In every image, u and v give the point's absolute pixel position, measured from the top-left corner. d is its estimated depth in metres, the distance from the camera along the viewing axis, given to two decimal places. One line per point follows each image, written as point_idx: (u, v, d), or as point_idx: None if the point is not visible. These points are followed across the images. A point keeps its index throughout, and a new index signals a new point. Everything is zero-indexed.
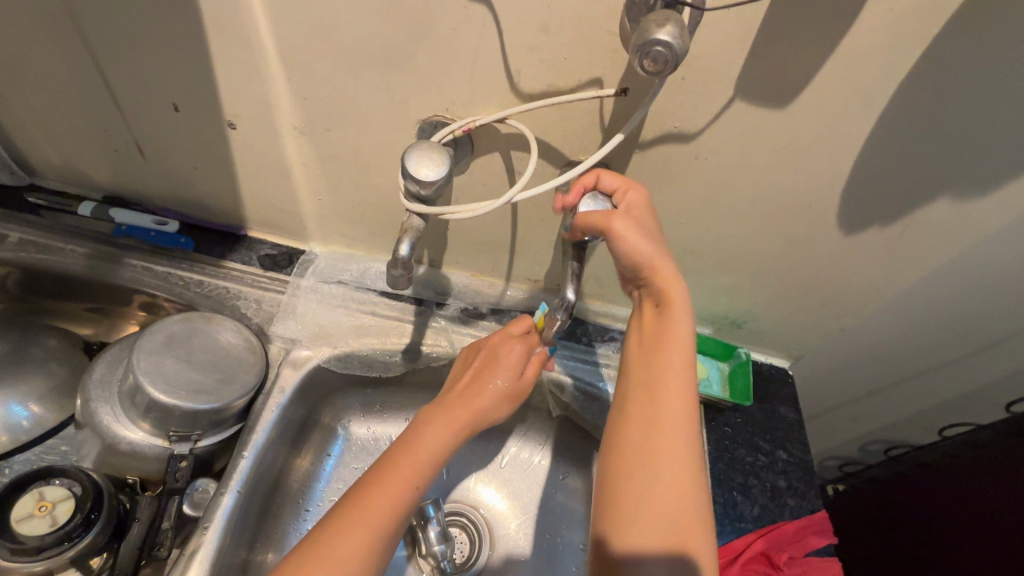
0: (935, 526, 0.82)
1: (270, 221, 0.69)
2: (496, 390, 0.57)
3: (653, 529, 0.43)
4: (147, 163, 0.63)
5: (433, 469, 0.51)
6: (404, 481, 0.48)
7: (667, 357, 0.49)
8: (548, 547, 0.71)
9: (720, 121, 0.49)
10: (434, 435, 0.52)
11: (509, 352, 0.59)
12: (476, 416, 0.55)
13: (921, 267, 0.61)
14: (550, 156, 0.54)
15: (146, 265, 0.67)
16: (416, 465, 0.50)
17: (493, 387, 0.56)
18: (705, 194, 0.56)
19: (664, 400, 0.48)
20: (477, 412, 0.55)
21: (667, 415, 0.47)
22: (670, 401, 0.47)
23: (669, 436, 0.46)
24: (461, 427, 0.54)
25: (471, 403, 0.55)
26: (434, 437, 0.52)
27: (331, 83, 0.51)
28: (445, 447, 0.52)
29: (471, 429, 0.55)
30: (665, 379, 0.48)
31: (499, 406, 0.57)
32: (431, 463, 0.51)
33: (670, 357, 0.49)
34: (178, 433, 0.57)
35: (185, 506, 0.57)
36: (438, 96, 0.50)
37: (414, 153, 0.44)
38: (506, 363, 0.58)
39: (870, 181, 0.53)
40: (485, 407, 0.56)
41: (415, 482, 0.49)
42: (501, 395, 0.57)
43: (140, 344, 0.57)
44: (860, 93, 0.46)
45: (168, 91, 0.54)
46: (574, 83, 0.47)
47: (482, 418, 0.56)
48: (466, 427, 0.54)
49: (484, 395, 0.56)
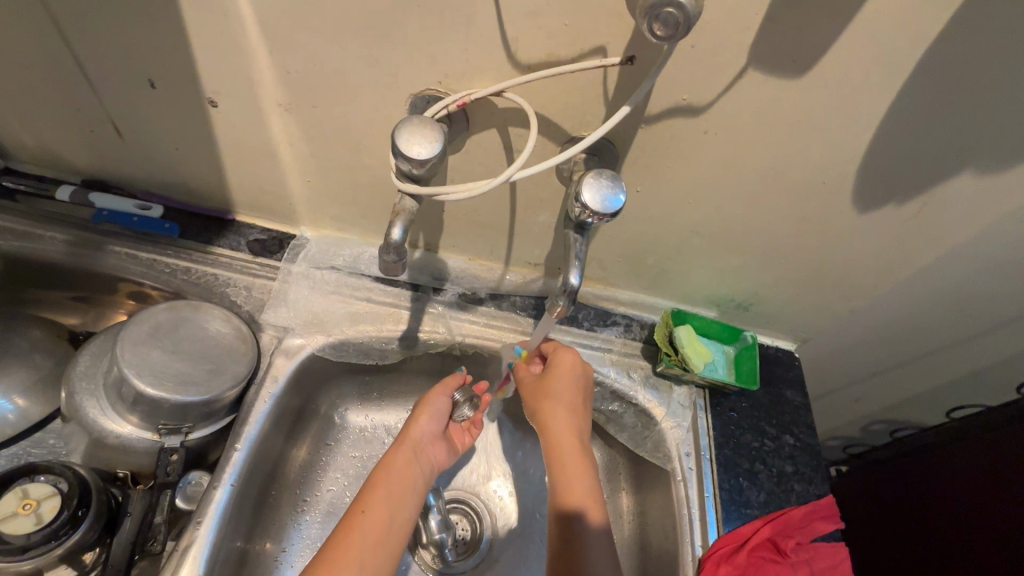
0: (937, 506, 0.81)
1: (258, 205, 0.67)
2: (426, 427, 0.62)
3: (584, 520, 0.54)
4: (126, 144, 0.60)
5: (391, 511, 0.54)
6: (371, 539, 0.51)
7: (552, 384, 0.60)
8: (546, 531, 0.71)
9: (732, 93, 0.46)
10: (378, 492, 0.54)
11: (426, 392, 0.64)
12: (412, 454, 0.59)
13: (936, 246, 0.59)
14: (550, 132, 0.51)
15: (129, 251, 0.64)
16: (376, 510, 0.53)
17: (416, 435, 0.61)
18: (714, 171, 0.53)
19: (555, 423, 0.58)
20: (411, 447, 0.60)
21: (558, 434, 0.57)
22: (558, 422, 0.58)
23: (569, 452, 0.57)
24: (404, 467, 0.57)
25: (402, 442, 0.60)
26: (380, 493, 0.54)
27: (316, 55, 0.47)
28: (397, 498, 0.55)
29: (406, 470, 0.57)
30: (551, 402, 0.59)
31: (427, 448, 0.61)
32: (378, 508, 0.53)
33: (553, 384, 0.60)
34: (168, 426, 0.55)
35: (178, 500, 0.55)
36: (431, 68, 0.47)
37: (405, 128, 0.41)
38: (433, 402, 0.63)
39: (888, 157, 0.51)
40: (415, 443, 0.60)
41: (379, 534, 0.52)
42: (433, 433, 0.62)
43: (125, 334, 0.55)
44: (883, 61, 0.43)
45: (143, 67, 0.51)
46: (576, 53, 0.44)
47: (423, 458, 0.61)
48: (397, 469, 0.57)
49: (413, 431, 0.61)
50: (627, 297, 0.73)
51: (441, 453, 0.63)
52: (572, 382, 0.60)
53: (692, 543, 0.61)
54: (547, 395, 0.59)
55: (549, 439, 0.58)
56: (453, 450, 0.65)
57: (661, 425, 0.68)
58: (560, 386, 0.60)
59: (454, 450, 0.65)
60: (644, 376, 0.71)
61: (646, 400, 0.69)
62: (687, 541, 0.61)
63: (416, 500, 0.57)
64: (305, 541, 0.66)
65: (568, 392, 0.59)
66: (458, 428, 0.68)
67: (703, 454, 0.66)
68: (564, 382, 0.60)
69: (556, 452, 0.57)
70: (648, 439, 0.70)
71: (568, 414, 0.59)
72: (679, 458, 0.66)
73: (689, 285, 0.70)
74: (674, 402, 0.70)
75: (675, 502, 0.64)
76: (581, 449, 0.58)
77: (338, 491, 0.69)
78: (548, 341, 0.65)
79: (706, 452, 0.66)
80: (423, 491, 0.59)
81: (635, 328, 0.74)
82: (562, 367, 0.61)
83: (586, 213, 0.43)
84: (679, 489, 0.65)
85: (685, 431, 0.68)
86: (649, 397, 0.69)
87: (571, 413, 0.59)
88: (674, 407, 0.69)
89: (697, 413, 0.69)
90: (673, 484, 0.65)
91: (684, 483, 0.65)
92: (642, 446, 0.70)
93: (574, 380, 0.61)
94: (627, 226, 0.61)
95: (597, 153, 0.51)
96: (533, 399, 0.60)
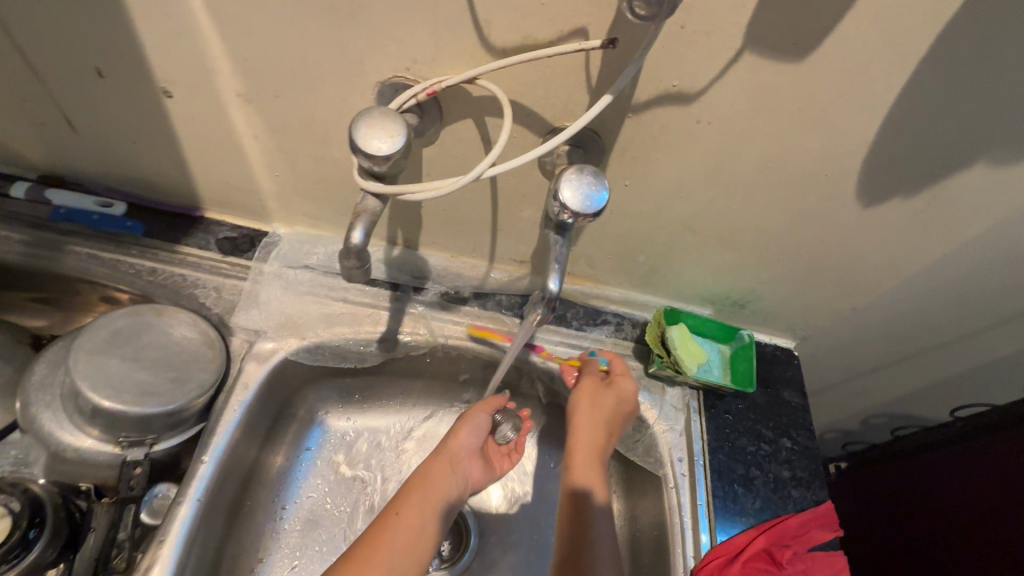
0: (937, 506, 0.79)
1: (227, 201, 0.63)
2: (466, 442, 0.62)
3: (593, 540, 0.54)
4: (80, 138, 0.56)
5: (425, 517, 0.55)
6: (402, 542, 0.53)
7: (604, 398, 0.61)
8: (530, 535, 0.70)
9: (727, 79, 0.42)
10: (413, 496, 0.56)
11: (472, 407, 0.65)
12: (450, 464, 0.60)
13: (944, 241, 0.56)
14: (530, 123, 0.47)
15: (91, 251, 0.61)
16: (412, 518, 0.54)
17: (456, 446, 0.62)
18: (707, 163, 0.49)
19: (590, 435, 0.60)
20: (448, 458, 0.60)
21: (592, 451, 0.59)
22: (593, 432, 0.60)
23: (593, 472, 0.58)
24: (441, 479, 0.59)
25: (440, 452, 0.60)
26: (415, 497, 0.56)
27: (272, 40, 0.43)
28: (431, 504, 0.56)
29: (442, 481, 0.59)
30: (598, 418, 0.60)
31: (463, 459, 0.62)
32: (416, 514, 0.55)
33: (607, 399, 0.61)
34: (129, 438, 0.52)
35: (143, 514, 0.53)
36: (398, 52, 0.43)
37: (364, 122, 0.37)
38: (474, 417, 0.63)
39: (897, 148, 0.47)
40: (454, 455, 0.61)
41: (412, 541, 0.53)
42: (472, 449, 0.63)
43: (79, 343, 0.52)
44: (894, 42, 0.39)
45: (88, 54, 0.47)
46: (555, 35, 0.40)
47: (460, 471, 0.61)
48: (435, 480, 0.58)
49: (453, 444, 0.62)
50: (618, 295, 0.70)
51: (478, 471, 0.64)
52: (620, 403, 0.61)
53: (684, 554, 0.59)
54: (595, 406, 0.61)
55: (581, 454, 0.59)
56: (491, 471, 0.66)
57: (653, 429, 0.65)
58: (612, 400, 0.61)
59: (492, 471, 0.66)
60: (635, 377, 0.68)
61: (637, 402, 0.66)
62: (679, 552, 0.59)
63: (447, 511, 0.58)
64: (283, 551, 0.63)
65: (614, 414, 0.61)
66: (500, 451, 0.68)
67: (697, 459, 0.63)
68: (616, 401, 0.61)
69: (580, 463, 0.58)
70: (639, 443, 0.67)
71: (605, 429, 0.60)
72: (671, 464, 0.63)
73: (683, 282, 0.66)
74: (667, 404, 0.67)
75: (666, 510, 0.62)
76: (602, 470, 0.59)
77: (317, 498, 0.67)
78: (616, 358, 0.65)
79: (699, 457, 0.64)
80: (454, 504, 0.59)
81: (626, 327, 0.70)
82: (623, 390, 0.61)
83: (565, 212, 0.40)
84: (670, 496, 0.62)
85: (678, 435, 0.65)
86: (641, 399, 0.66)
87: (605, 433, 0.60)
88: (667, 409, 0.66)
89: (690, 415, 0.66)
90: (664, 491, 0.63)
91: (675, 490, 0.62)
92: (633, 451, 0.67)
93: (625, 402, 0.61)
94: (615, 221, 0.57)
95: (580, 145, 0.48)
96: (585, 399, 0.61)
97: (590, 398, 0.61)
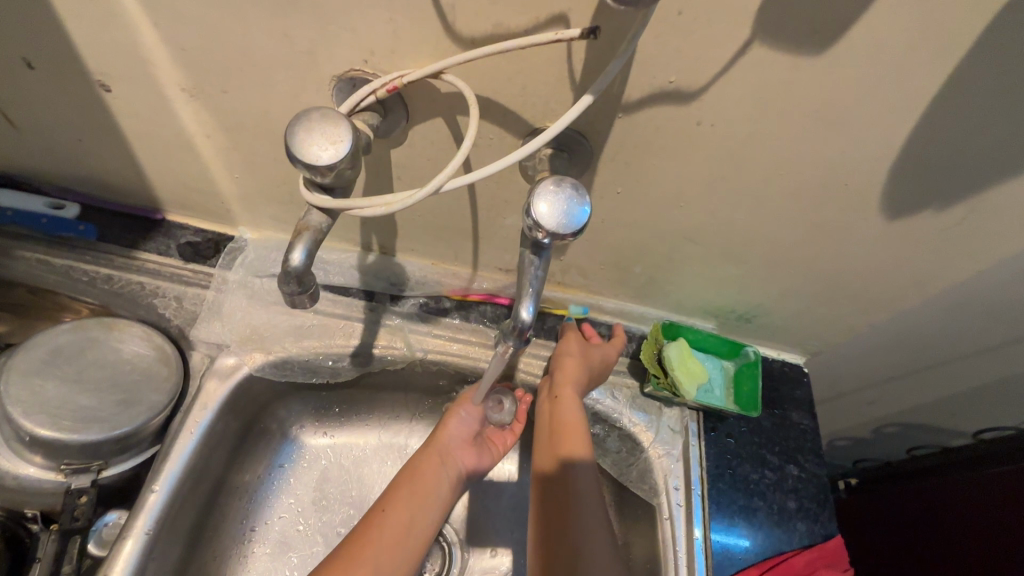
0: (954, 532, 0.74)
1: (189, 204, 0.58)
2: (456, 432, 0.59)
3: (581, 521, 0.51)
4: (20, 136, 0.51)
5: (415, 511, 0.53)
6: (391, 541, 0.50)
7: (590, 360, 0.58)
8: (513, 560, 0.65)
9: (733, 74, 0.36)
10: (401, 491, 0.53)
11: (463, 395, 0.61)
12: (440, 458, 0.57)
13: (979, 257, 0.50)
14: (507, 123, 0.41)
15: (41, 257, 0.56)
16: (402, 517, 0.52)
17: (449, 434, 0.58)
18: (709, 168, 0.44)
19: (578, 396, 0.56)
20: (439, 452, 0.57)
21: (574, 420, 0.55)
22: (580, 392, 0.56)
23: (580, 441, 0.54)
24: (430, 473, 0.55)
25: (429, 445, 0.57)
26: (402, 493, 0.53)
27: (211, 28, 0.38)
28: (421, 501, 0.53)
29: (433, 472, 0.55)
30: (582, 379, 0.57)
31: (459, 447, 0.59)
32: (407, 509, 0.52)
33: (592, 360, 0.58)
34: (72, 465, 0.48)
35: (90, 545, 0.48)
36: (352, 43, 0.37)
37: (302, 126, 0.31)
38: (465, 405, 0.60)
39: (930, 155, 0.41)
40: (445, 447, 0.58)
41: (401, 539, 0.51)
42: (464, 438, 0.59)
43: (15, 364, 0.48)
44: (934, 33, 0.32)
45: (13, 42, 0.41)
46: (530, 22, 0.34)
47: (453, 463, 0.58)
48: (426, 471, 0.55)
49: (441, 436, 0.58)
50: (613, 306, 0.64)
51: (474, 459, 0.59)
52: (605, 364, 0.59)
53: None
54: (581, 366, 0.57)
55: (564, 422, 0.55)
56: (490, 455, 0.61)
57: (648, 452, 0.61)
58: (599, 362, 0.59)
59: (491, 456, 0.62)
60: (630, 396, 0.62)
61: (632, 423, 0.61)
62: None
63: (443, 505, 0.55)
64: None
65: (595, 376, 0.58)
66: (501, 432, 0.63)
67: (694, 488, 0.58)
68: (601, 363, 0.59)
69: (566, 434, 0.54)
70: (633, 467, 0.62)
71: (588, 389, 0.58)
72: (666, 492, 0.59)
73: (684, 295, 0.61)
74: (664, 426, 0.62)
75: (659, 543, 0.57)
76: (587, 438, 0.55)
77: (289, 520, 0.63)
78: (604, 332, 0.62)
79: (696, 485, 0.59)
80: (450, 498, 0.56)
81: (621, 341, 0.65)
82: (607, 354, 0.60)
83: (540, 231, 0.34)
84: (665, 528, 0.57)
85: (675, 460, 0.60)
86: (636, 420, 0.62)
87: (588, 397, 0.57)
88: (664, 431, 0.61)
89: (689, 439, 0.61)
90: (659, 522, 0.58)
91: (671, 521, 0.57)
92: (627, 476, 0.62)
93: (606, 366, 0.59)
94: (608, 230, 0.52)
95: (565, 148, 0.42)
96: (574, 354, 0.58)
97: (573, 360, 0.57)
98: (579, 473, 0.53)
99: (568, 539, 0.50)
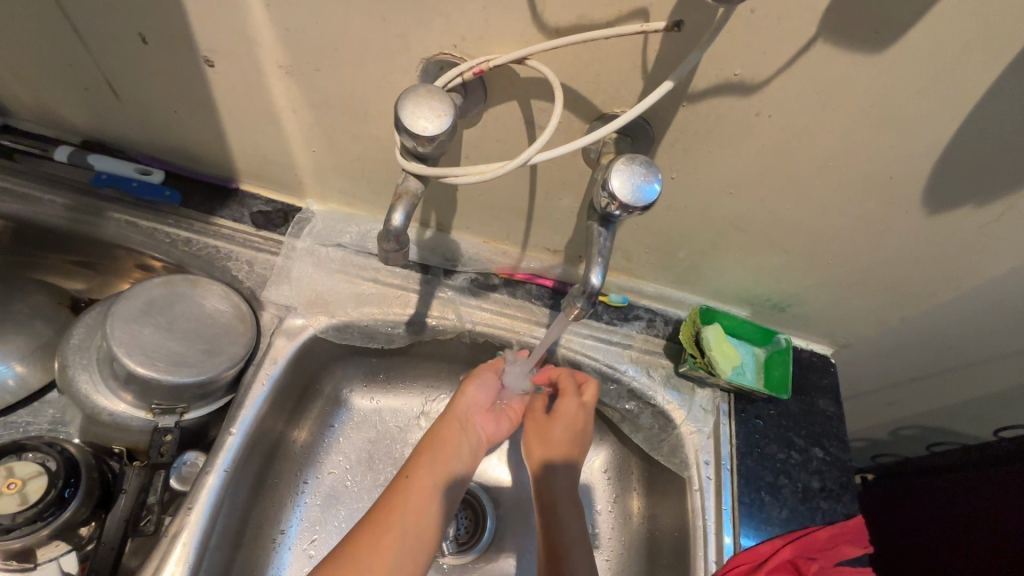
0: (970, 526, 0.76)
1: (265, 176, 0.63)
2: (473, 400, 0.62)
3: (569, 525, 0.59)
4: (122, 104, 0.55)
5: (437, 476, 0.56)
6: (416, 504, 0.53)
7: (557, 426, 0.63)
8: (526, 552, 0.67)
9: (796, 69, 0.39)
10: (424, 457, 0.57)
11: (480, 367, 0.64)
12: (458, 425, 0.60)
13: (1013, 254, 0.52)
14: (577, 108, 0.45)
15: (130, 218, 0.61)
16: (424, 482, 0.55)
17: (466, 409, 0.62)
18: (762, 159, 0.47)
19: (551, 454, 0.62)
20: (457, 419, 0.61)
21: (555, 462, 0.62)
22: (558, 453, 0.62)
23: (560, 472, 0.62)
24: (451, 437, 0.59)
25: (449, 412, 0.61)
26: (427, 458, 0.57)
27: (318, 12, 0.42)
28: (441, 469, 0.57)
29: (450, 443, 0.59)
30: (554, 440, 0.63)
31: (477, 416, 0.63)
32: (429, 474, 0.55)
33: (560, 427, 0.63)
34: (161, 406, 0.53)
35: (172, 480, 0.53)
36: (445, 28, 0.41)
37: (410, 100, 0.35)
38: (483, 374, 0.63)
39: (974, 154, 0.43)
40: (464, 414, 0.61)
41: (424, 504, 0.53)
42: (481, 405, 0.63)
43: (116, 310, 0.53)
44: (986, 37, 0.35)
45: (132, 18, 0.46)
46: (613, 15, 0.37)
47: (471, 429, 0.62)
48: (444, 442, 0.58)
49: (460, 403, 0.62)
50: (651, 291, 0.68)
51: (491, 426, 0.63)
52: (577, 421, 0.62)
53: (706, 558, 0.58)
54: (550, 433, 0.63)
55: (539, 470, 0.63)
56: (507, 422, 0.65)
57: (680, 429, 0.64)
58: (567, 423, 0.62)
59: (509, 422, 0.66)
60: (664, 376, 0.66)
61: (665, 401, 0.65)
62: (701, 555, 0.58)
63: (462, 470, 0.59)
64: (304, 524, 0.64)
65: (565, 435, 0.63)
66: (519, 400, 0.67)
67: (724, 463, 0.62)
68: (565, 427, 0.62)
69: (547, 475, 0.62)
70: (664, 443, 0.66)
71: (565, 438, 0.63)
72: (697, 466, 0.62)
73: (722, 282, 0.64)
74: (696, 405, 0.65)
75: (688, 513, 0.61)
76: (570, 462, 0.62)
77: (339, 475, 0.67)
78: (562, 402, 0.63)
79: (726, 461, 0.62)
80: (469, 463, 0.60)
81: (658, 324, 0.68)
82: (567, 413, 0.62)
83: (614, 204, 0.38)
84: (694, 497, 0.61)
85: (705, 437, 0.64)
86: (669, 398, 0.65)
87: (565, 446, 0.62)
88: (696, 410, 0.65)
89: (720, 418, 0.64)
90: (689, 492, 0.61)
91: (700, 492, 0.61)
92: (658, 450, 0.65)
93: (575, 424, 0.62)
94: (658, 214, 0.55)
95: (629, 133, 0.45)
96: (537, 439, 0.64)
97: (540, 428, 0.64)
98: (559, 495, 0.61)
99: (556, 542, 0.57)
